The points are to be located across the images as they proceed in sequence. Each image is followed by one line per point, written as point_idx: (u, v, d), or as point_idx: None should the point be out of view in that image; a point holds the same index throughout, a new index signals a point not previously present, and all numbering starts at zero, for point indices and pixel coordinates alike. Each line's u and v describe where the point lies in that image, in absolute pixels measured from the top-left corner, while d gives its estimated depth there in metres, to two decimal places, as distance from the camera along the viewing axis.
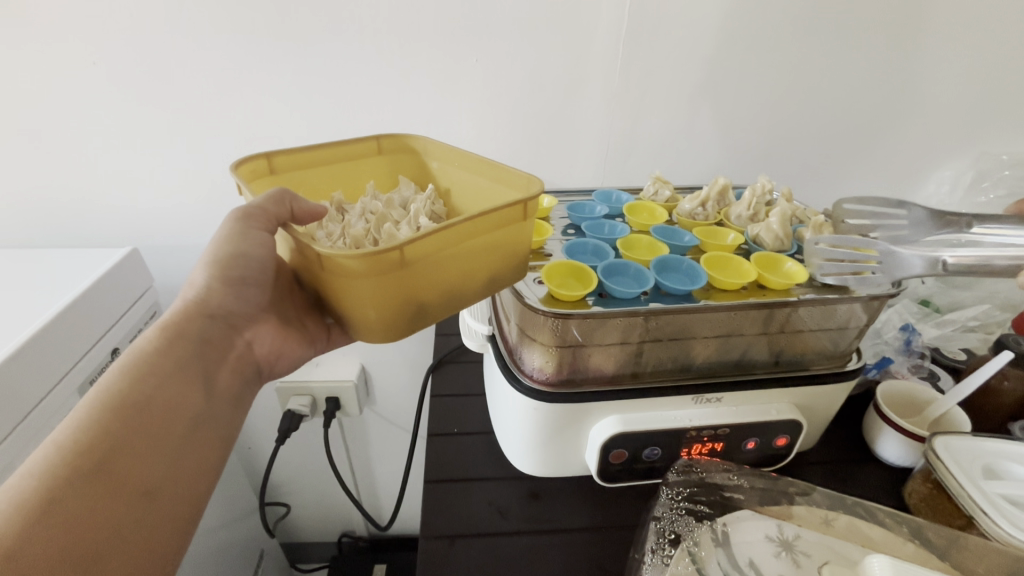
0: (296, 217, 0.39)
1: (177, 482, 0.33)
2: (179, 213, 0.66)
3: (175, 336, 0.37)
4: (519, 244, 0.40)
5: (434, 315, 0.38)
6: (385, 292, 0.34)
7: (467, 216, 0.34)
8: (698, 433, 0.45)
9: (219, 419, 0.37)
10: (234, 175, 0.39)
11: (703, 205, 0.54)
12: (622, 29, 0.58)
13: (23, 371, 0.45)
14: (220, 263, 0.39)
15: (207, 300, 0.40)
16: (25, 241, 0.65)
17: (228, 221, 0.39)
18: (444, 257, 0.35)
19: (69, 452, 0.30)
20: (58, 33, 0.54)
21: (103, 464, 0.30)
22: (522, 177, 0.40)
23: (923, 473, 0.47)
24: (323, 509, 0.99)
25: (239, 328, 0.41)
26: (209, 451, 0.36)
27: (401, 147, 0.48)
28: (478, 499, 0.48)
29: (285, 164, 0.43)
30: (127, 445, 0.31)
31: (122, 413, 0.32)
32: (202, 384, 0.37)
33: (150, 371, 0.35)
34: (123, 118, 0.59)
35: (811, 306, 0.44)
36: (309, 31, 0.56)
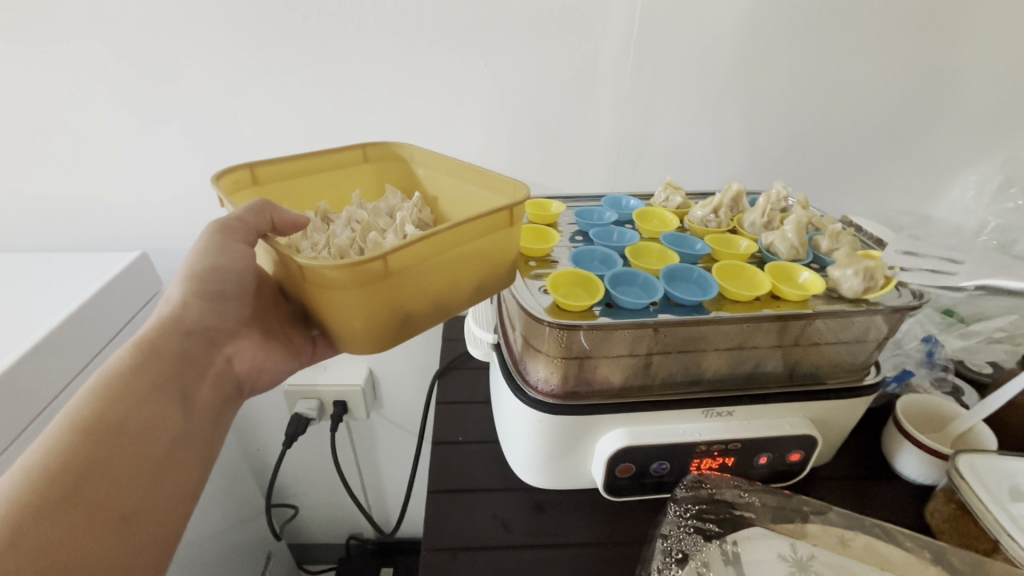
0: (276, 228, 0.40)
1: (155, 504, 0.32)
2: (189, 216, 0.66)
3: (153, 352, 0.37)
4: (507, 251, 0.39)
5: (422, 325, 0.37)
6: (369, 303, 0.33)
7: (451, 223, 0.33)
8: (708, 447, 0.44)
9: (200, 437, 0.37)
10: (215, 186, 0.38)
11: (715, 212, 0.53)
12: (632, 31, 0.57)
13: (33, 374, 0.46)
14: (198, 276, 0.40)
15: (183, 315, 0.39)
16: (39, 243, 0.66)
17: (206, 235, 0.39)
18: (429, 266, 0.35)
19: (41, 478, 0.29)
20: (70, 38, 0.54)
21: (76, 489, 0.30)
22: (509, 182, 0.39)
23: (946, 493, 0.45)
24: (331, 511, 0.99)
25: (218, 342, 0.41)
26: (190, 469, 0.35)
27: (387, 155, 0.48)
28: (481, 510, 0.47)
29: (268, 174, 0.43)
30: (101, 467, 0.31)
31: (96, 433, 0.32)
32: (182, 402, 0.37)
33: (126, 392, 0.34)
34: (134, 121, 0.59)
35: (829, 318, 0.42)
36: (316, 33, 0.56)
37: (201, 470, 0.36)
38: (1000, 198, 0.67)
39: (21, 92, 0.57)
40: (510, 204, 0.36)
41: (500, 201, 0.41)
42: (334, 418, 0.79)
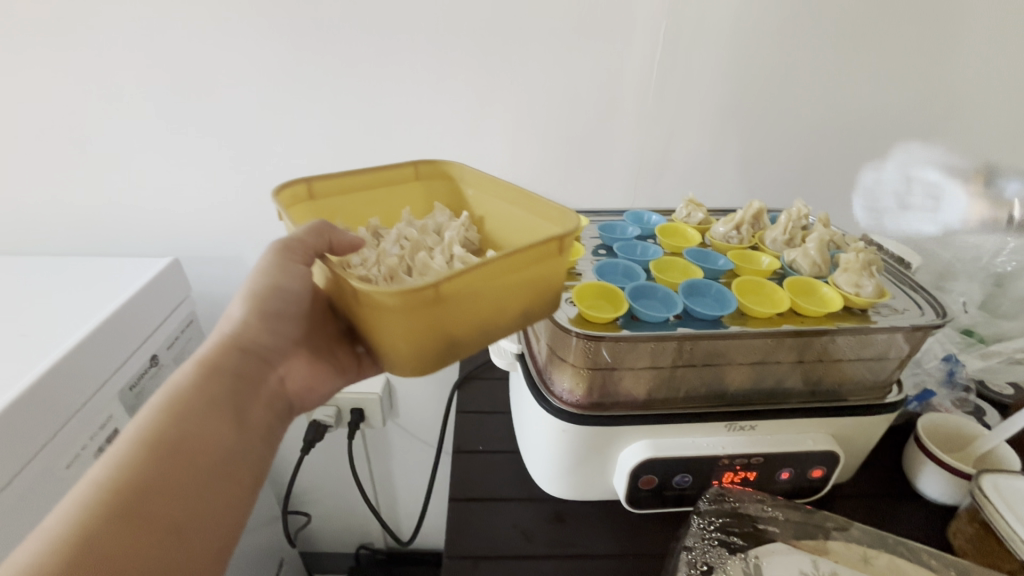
0: (333, 249, 0.40)
1: (208, 521, 0.33)
2: (218, 224, 0.68)
3: (212, 368, 0.38)
4: (556, 279, 0.38)
5: (469, 350, 0.37)
6: (418, 329, 0.33)
7: (503, 253, 0.33)
8: (730, 461, 0.44)
9: (251, 453, 0.38)
10: (274, 201, 0.40)
11: (737, 228, 0.53)
12: (655, 53, 0.58)
13: (75, 372, 0.48)
14: (256, 296, 0.41)
15: (241, 334, 0.40)
16: (74, 247, 0.68)
17: (269, 254, 0.41)
18: (482, 294, 0.34)
19: (104, 490, 0.30)
20: (115, 50, 0.57)
21: (135, 505, 0.31)
22: (559, 208, 0.39)
23: (970, 513, 0.45)
24: (342, 520, 0.99)
25: (272, 361, 0.42)
26: (242, 485, 0.36)
27: (438, 173, 0.48)
28: (502, 519, 0.48)
29: (323, 189, 0.44)
30: (160, 482, 0.32)
31: (155, 449, 0.33)
32: (235, 419, 0.37)
33: (185, 408, 0.35)
34: (171, 131, 0.61)
35: (849, 335, 0.43)
36: (350, 53, 0.58)
37: (251, 488, 0.37)
38: (1017, 219, 0.67)
39: (65, 100, 0.59)
40: (561, 234, 0.35)
41: (550, 228, 0.40)
42: (352, 426, 0.80)
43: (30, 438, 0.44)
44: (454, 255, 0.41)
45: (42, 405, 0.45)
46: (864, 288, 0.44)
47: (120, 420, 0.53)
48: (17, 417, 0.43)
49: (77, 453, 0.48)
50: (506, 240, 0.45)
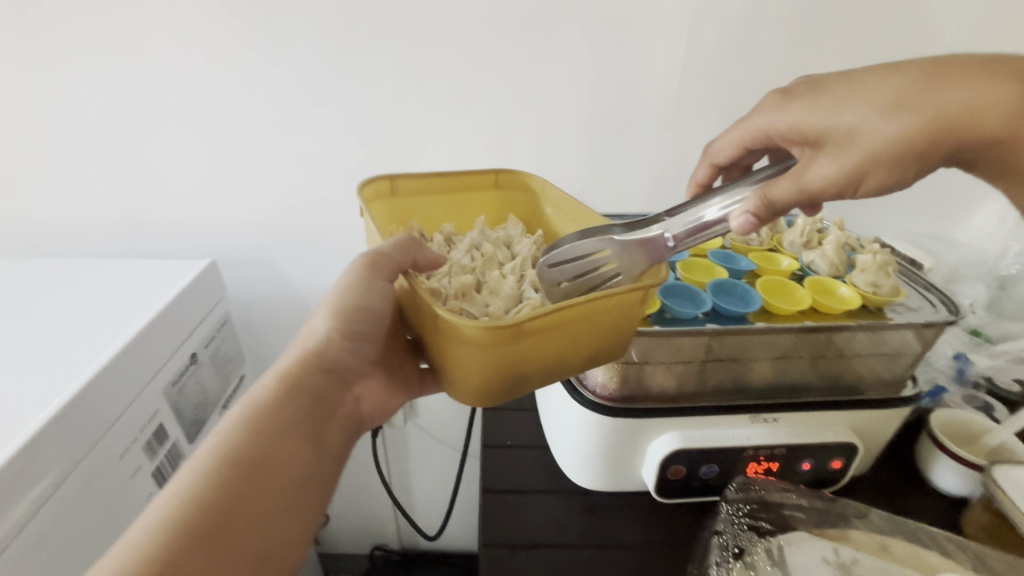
0: (417, 265, 0.42)
1: (284, 542, 0.35)
2: (251, 227, 0.70)
3: (294, 386, 0.41)
4: (632, 325, 0.39)
5: (534, 384, 0.38)
6: (492, 363, 0.34)
7: (586, 298, 0.34)
8: (755, 452, 0.46)
9: (324, 475, 0.40)
10: (359, 195, 0.43)
11: (757, 230, 0.56)
12: (676, 65, 0.61)
13: (131, 365, 0.51)
14: (343, 314, 0.42)
15: (324, 352, 0.43)
16: (113, 248, 0.71)
17: (355, 269, 0.41)
18: (556, 334, 0.35)
19: (195, 506, 0.33)
20: (161, 59, 0.59)
21: (223, 524, 0.33)
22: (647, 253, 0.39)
23: (984, 503, 0.47)
24: (359, 521, 1.01)
25: (348, 381, 0.45)
26: (314, 509, 0.38)
27: (516, 184, 0.50)
28: (534, 510, 0.50)
29: (406, 188, 0.47)
30: (244, 500, 0.34)
31: (241, 466, 0.35)
32: (312, 440, 0.40)
33: (267, 428, 0.38)
34: (210, 138, 0.64)
35: (860, 331, 0.45)
36: (384, 63, 0.60)
37: (322, 510, 0.39)
38: None
39: (111, 106, 0.61)
40: (648, 284, 0.35)
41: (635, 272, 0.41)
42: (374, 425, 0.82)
43: (92, 427, 0.46)
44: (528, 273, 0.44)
45: (103, 397, 0.47)
46: (882, 287, 0.47)
47: (163, 415, 0.55)
48: (82, 406, 0.45)
49: (131, 443, 0.51)
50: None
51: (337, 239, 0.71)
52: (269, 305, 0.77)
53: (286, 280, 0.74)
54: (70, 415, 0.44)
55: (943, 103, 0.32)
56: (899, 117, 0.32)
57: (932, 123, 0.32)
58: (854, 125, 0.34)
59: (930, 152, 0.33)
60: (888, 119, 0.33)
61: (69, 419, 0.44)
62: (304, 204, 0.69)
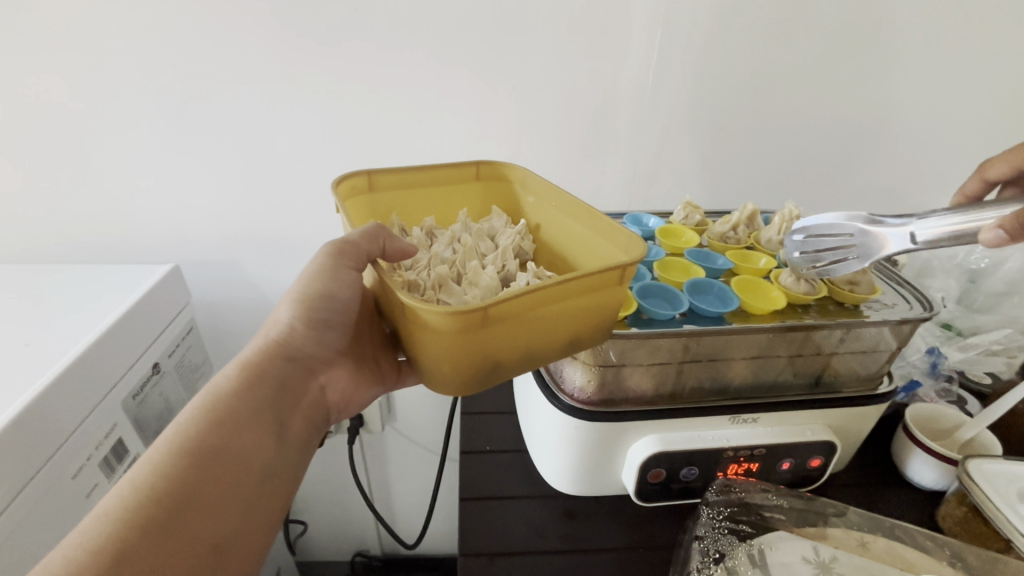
0: (386, 255, 0.40)
1: (244, 534, 0.34)
2: (215, 228, 0.67)
3: (257, 374, 0.39)
4: (609, 308, 0.38)
5: (509, 372, 0.37)
6: (462, 351, 0.33)
7: (557, 279, 0.33)
8: (735, 453, 0.46)
9: (288, 466, 0.38)
10: (332, 192, 0.41)
11: (734, 228, 0.56)
12: (651, 60, 0.60)
13: (92, 371, 0.49)
14: (307, 301, 0.42)
15: (288, 339, 0.42)
16: (70, 255, 0.68)
17: (320, 257, 0.41)
18: (529, 318, 0.34)
19: (144, 497, 0.31)
20: (115, 57, 0.56)
21: (175, 515, 0.31)
22: (624, 234, 0.38)
23: (958, 496, 0.47)
24: (339, 528, 0.99)
25: (314, 370, 0.43)
26: (278, 499, 0.37)
27: (497, 175, 0.49)
28: (514, 517, 0.49)
29: (383, 182, 0.46)
30: (199, 492, 0.33)
31: (197, 457, 0.34)
32: (276, 429, 0.38)
33: (226, 416, 0.36)
34: (170, 137, 0.61)
35: (834, 329, 0.44)
36: (350, 58, 0.58)
37: (287, 500, 0.38)
38: None
39: (65, 108, 0.59)
40: (621, 263, 0.34)
41: (614, 253, 0.40)
42: (351, 431, 0.80)
43: (39, 447, 0.43)
44: (508, 264, 0.43)
45: (52, 412, 0.44)
46: (859, 284, 0.47)
47: (123, 428, 0.52)
48: (27, 424, 0.42)
49: (84, 462, 0.48)
50: (560, 247, 0.46)
51: (308, 242, 0.69)
52: (240, 310, 0.74)
53: (257, 285, 0.72)
54: (12, 434, 0.41)
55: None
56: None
57: None
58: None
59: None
60: None
61: (16, 436, 0.41)
62: (270, 205, 0.66)
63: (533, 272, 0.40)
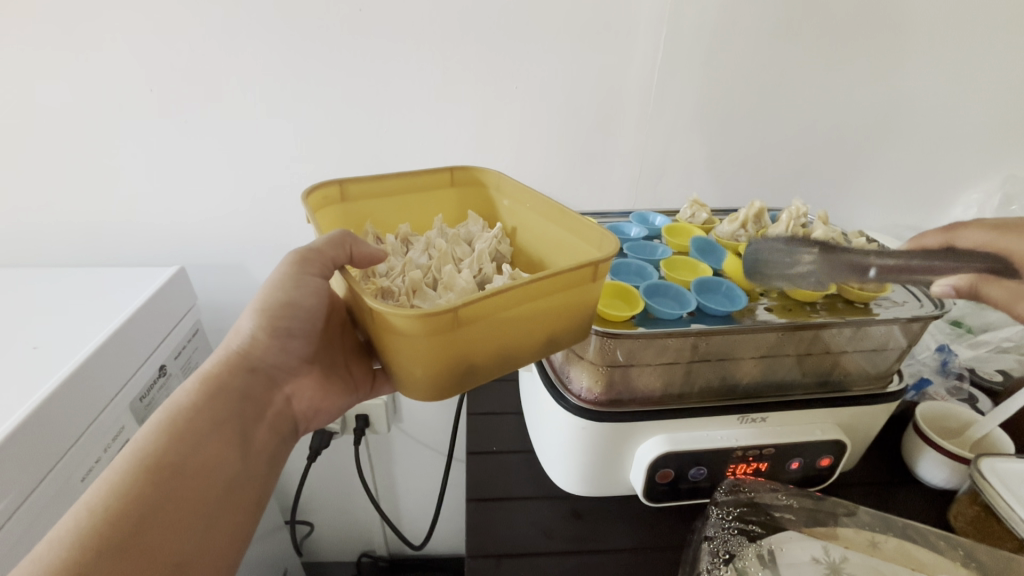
0: (354, 260, 0.40)
1: (207, 547, 0.35)
2: (221, 229, 0.67)
3: (218, 387, 0.40)
4: (582, 309, 0.38)
5: (483, 375, 0.37)
6: (431, 356, 0.33)
7: (527, 279, 0.32)
8: (743, 453, 0.46)
9: (253, 479, 0.40)
10: (303, 204, 0.40)
11: (743, 226, 0.55)
12: (656, 58, 0.60)
13: (100, 373, 0.49)
14: (269, 311, 0.42)
15: (249, 350, 0.42)
16: (79, 258, 0.68)
17: (285, 265, 0.41)
18: (497, 320, 0.34)
19: (101, 518, 0.32)
20: (120, 60, 0.56)
21: (132, 535, 0.32)
22: (597, 231, 0.38)
23: (970, 495, 0.47)
24: (346, 528, 0.99)
25: (278, 381, 0.44)
26: (241, 511, 0.38)
27: (471, 180, 0.49)
28: (522, 518, 0.49)
29: (355, 192, 0.45)
30: (159, 509, 0.34)
31: (156, 474, 0.35)
32: (239, 441, 0.39)
33: (184, 432, 0.37)
34: (174, 140, 0.61)
35: (843, 326, 0.44)
36: (355, 59, 0.58)
37: (253, 512, 0.39)
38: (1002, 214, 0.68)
39: (71, 113, 0.59)
40: (594, 260, 0.34)
41: (589, 250, 0.40)
42: (357, 433, 0.80)
43: (49, 449, 0.43)
44: (484, 267, 0.43)
45: (61, 414, 0.45)
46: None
47: (132, 431, 0.53)
48: (38, 427, 0.43)
49: (93, 464, 0.48)
50: (538, 251, 0.46)
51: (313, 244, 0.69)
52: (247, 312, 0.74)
53: None
54: (26, 436, 0.42)
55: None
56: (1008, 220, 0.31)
57: None
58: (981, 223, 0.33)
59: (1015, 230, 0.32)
60: None
61: (29, 436, 0.42)
62: (277, 208, 0.66)
63: (507, 274, 0.41)
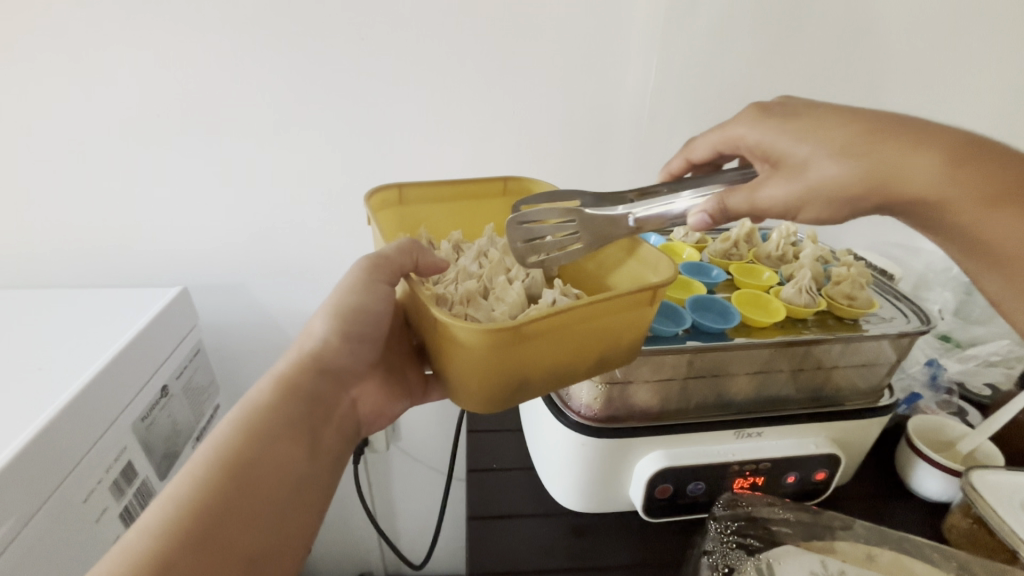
0: (418, 269, 0.42)
1: (279, 548, 0.35)
2: (223, 250, 0.68)
3: (291, 388, 0.40)
4: (640, 330, 0.38)
5: (536, 390, 0.37)
6: (491, 367, 0.33)
7: (588, 299, 0.32)
8: (740, 467, 0.47)
9: (320, 478, 0.39)
10: (365, 204, 0.44)
11: (735, 245, 0.57)
12: (649, 86, 0.62)
13: (104, 393, 0.49)
14: (341, 315, 0.42)
15: (322, 352, 0.42)
16: (79, 280, 0.69)
17: (355, 271, 0.42)
18: (558, 339, 0.34)
19: (184, 511, 0.32)
20: (128, 87, 0.58)
21: (211, 532, 0.32)
22: (660, 255, 0.38)
23: (963, 508, 0.48)
24: (344, 549, 0.98)
25: (346, 384, 0.44)
26: (310, 513, 0.38)
27: (523, 191, 0.49)
28: (523, 535, 0.49)
29: (410, 196, 0.47)
30: (236, 509, 0.33)
31: (234, 470, 0.34)
32: (308, 442, 0.39)
33: (261, 430, 0.37)
34: (178, 163, 0.62)
35: (833, 342, 0.45)
36: (357, 85, 0.60)
37: (321, 515, 0.38)
38: None
39: (77, 137, 0.60)
40: (654, 285, 0.34)
41: (646, 275, 0.39)
42: (356, 451, 0.80)
43: (55, 469, 0.44)
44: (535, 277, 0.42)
45: (67, 435, 0.45)
46: (857, 298, 0.48)
47: (133, 451, 0.53)
48: (41, 449, 0.43)
49: (95, 485, 0.48)
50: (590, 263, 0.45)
51: (315, 263, 0.70)
52: (246, 332, 0.75)
53: (263, 306, 0.73)
54: (32, 456, 0.42)
55: (881, 161, 0.33)
56: (845, 161, 0.34)
57: (869, 177, 0.34)
58: (808, 157, 0.35)
59: (850, 204, 0.35)
60: (832, 163, 0.34)
61: (35, 456, 0.42)
62: (278, 229, 0.68)
63: (559, 290, 0.40)
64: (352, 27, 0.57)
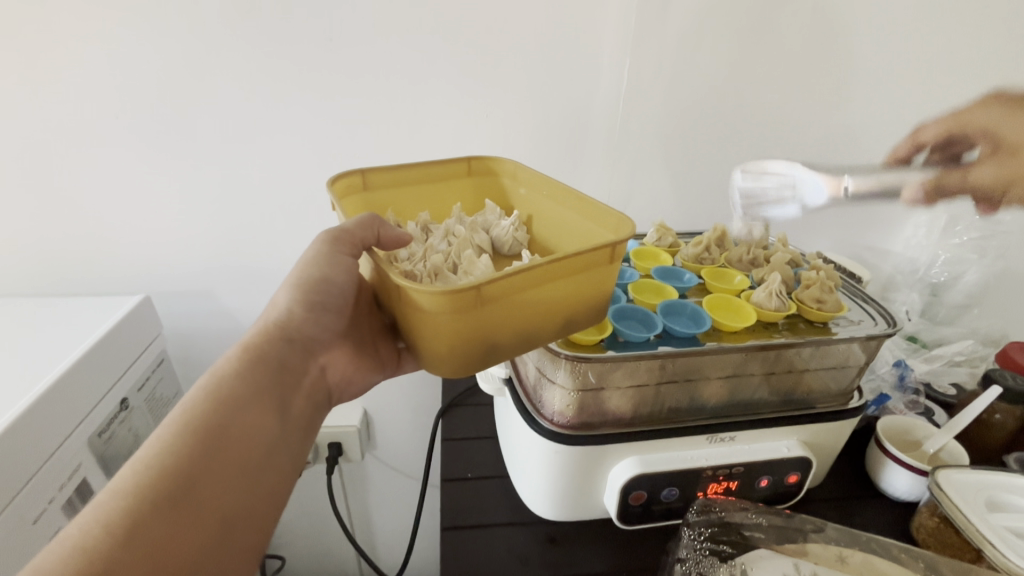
0: (381, 243, 0.41)
1: (250, 511, 0.33)
2: (188, 257, 0.66)
3: (258, 356, 0.39)
4: (599, 290, 0.39)
5: (505, 354, 0.37)
6: (459, 329, 0.33)
7: (547, 258, 0.33)
8: (714, 472, 0.47)
9: (290, 445, 0.38)
10: (328, 190, 0.42)
11: (707, 249, 0.57)
12: (622, 89, 0.62)
13: (58, 406, 0.47)
14: (303, 286, 0.42)
15: (287, 322, 0.41)
16: (34, 288, 0.66)
17: (318, 244, 0.42)
18: (522, 299, 0.35)
19: (152, 472, 0.31)
20: (85, 88, 0.56)
21: (181, 493, 0.31)
22: (615, 216, 0.39)
23: (930, 507, 0.48)
24: (319, 561, 0.95)
25: (314, 352, 0.43)
26: (282, 474, 0.36)
27: (487, 170, 0.51)
28: (497, 545, 0.48)
29: (375, 181, 0.47)
30: (205, 468, 0.32)
31: (204, 433, 0.33)
32: (277, 409, 0.38)
33: (228, 395, 0.36)
34: (139, 167, 0.60)
35: (805, 346, 0.45)
36: (327, 88, 0.59)
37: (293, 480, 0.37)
38: (949, 234, 0.72)
39: (30, 140, 0.58)
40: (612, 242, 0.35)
41: (605, 235, 0.41)
42: (331, 461, 0.78)
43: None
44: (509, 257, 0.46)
45: (14, 452, 0.43)
46: (826, 301, 0.49)
47: (88, 467, 0.50)
48: None
49: (45, 505, 0.45)
50: (554, 239, 0.47)
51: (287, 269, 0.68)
52: (215, 340, 0.73)
53: (232, 314, 0.71)
54: None
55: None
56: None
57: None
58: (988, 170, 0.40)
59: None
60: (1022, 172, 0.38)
61: None
62: (247, 235, 0.66)
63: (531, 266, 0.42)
64: (321, 30, 0.56)
